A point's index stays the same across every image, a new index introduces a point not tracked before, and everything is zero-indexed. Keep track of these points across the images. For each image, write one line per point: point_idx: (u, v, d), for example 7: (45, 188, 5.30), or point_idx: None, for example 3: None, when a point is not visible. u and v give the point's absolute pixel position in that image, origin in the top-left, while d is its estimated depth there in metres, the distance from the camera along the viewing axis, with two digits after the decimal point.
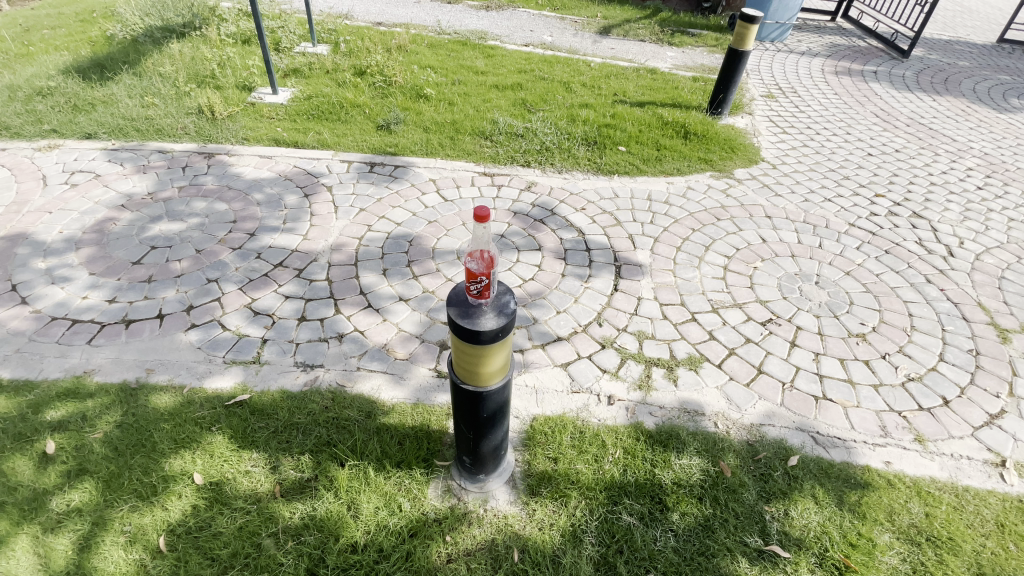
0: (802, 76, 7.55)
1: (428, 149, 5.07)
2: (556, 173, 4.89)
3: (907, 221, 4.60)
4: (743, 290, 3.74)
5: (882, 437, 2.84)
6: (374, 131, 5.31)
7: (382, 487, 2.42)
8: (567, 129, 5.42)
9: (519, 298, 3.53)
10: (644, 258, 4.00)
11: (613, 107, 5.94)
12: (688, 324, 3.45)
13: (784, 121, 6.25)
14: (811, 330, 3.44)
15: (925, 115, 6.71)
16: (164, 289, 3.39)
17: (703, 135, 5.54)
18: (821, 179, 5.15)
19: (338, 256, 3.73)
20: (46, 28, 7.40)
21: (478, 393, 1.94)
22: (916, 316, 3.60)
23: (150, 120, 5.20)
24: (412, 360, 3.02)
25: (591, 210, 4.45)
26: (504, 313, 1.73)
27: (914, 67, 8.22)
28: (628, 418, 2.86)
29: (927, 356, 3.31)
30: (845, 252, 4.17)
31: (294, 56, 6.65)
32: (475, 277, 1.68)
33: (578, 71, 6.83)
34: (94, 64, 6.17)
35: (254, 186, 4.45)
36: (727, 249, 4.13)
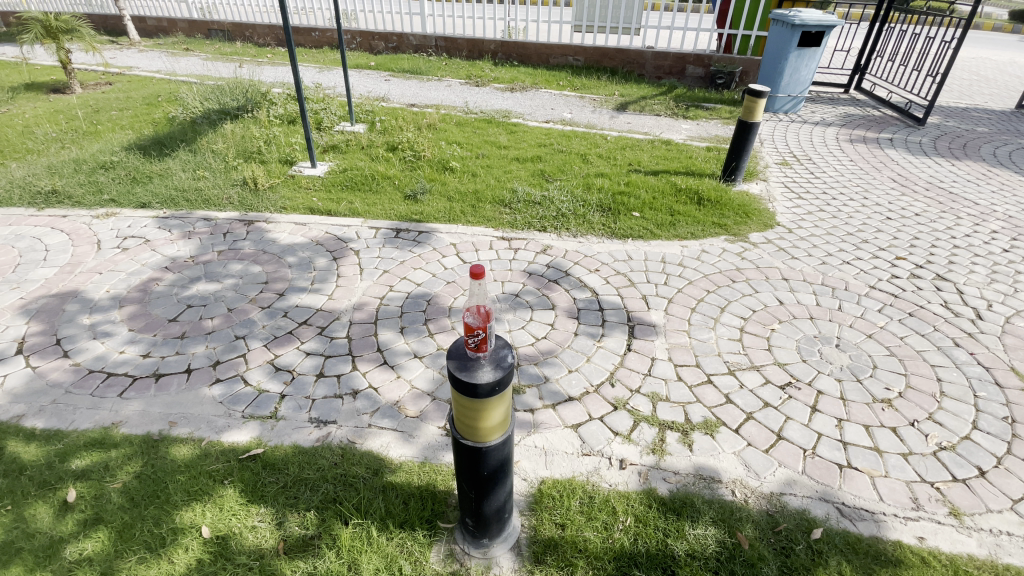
0: (816, 145, 7.75)
1: (451, 216, 5.35)
2: (571, 238, 5.06)
3: (930, 284, 4.51)
4: (760, 352, 3.68)
5: (914, 510, 2.65)
6: (402, 200, 5.66)
7: (384, 547, 2.39)
8: (583, 197, 5.65)
9: (531, 357, 3.57)
10: (658, 318, 4.02)
11: (627, 176, 6.21)
12: (703, 386, 3.39)
13: (799, 187, 6.36)
14: (833, 394, 3.33)
15: (945, 179, 6.73)
16: (194, 345, 3.59)
17: (716, 201, 5.68)
18: (838, 242, 5.15)
19: (359, 315, 3.90)
20: (115, 110, 8.37)
21: (478, 449, 1.96)
22: (946, 381, 3.46)
23: (199, 191, 5.71)
24: (422, 419, 3.05)
25: (605, 271, 4.56)
26: (500, 367, 1.79)
27: (931, 134, 8.34)
28: (640, 483, 2.77)
29: (959, 424, 3.15)
30: (866, 314, 4.10)
31: (333, 134, 7.29)
32: (472, 331, 1.79)
33: (595, 143, 7.22)
34: (155, 141, 6.89)
35: (288, 250, 4.76)
36: (743, 311, 4.12)
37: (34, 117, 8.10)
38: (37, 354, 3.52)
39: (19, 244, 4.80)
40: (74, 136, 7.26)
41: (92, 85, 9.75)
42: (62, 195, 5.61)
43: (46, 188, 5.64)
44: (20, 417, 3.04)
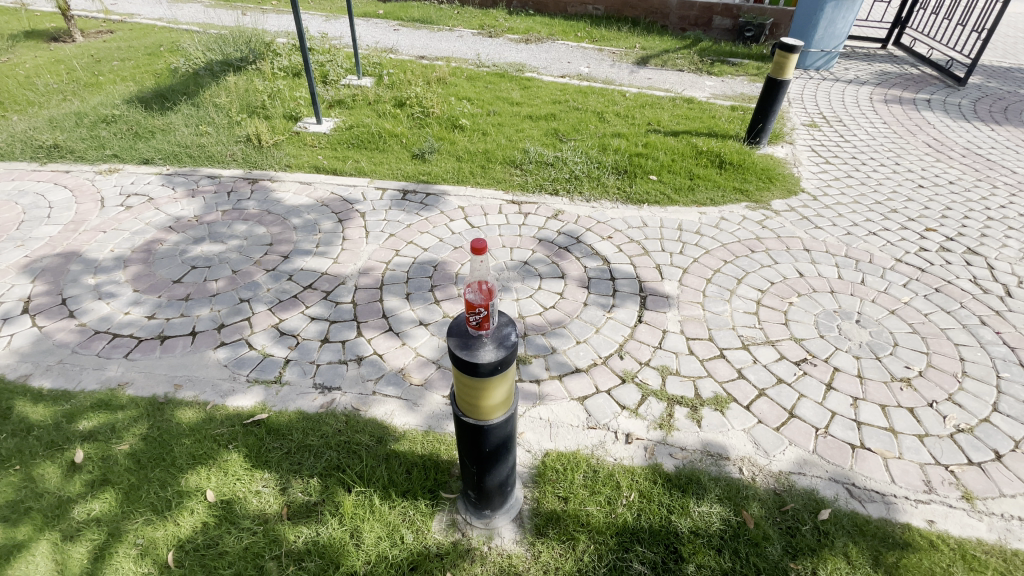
0: (848, 106, 7.32)
1: (460, 177, 5.18)
2: (585, 202, 4.89)
3: (959, 258, 4.30)
4: (776, 326, 3.58)
5: (926, 493, 2.57)
6: (409, 159, 5.48)
7: (387, 516, 2.39)
8: (598, 159, 5.42)
9: (539, 327, 3.49)
10: (672, 289, 3.90)
11: (645, 136, 5.92)
12: (715, 360, 3.32)
13: (827, 152, 6.04)
14: (849, 372, 3.24)
15: (982, 146, 6.35)
16: (199, 307, 3.56)
17: (739, 164, 5.41)
18: (865, 211, 4.92)
19: (365, 280, 3.82)
20: (117, 61, 8.14)
21: (480, 427, 1.88)
22: (968, 361, 3.32)
23: (202, 148, 5.57)
24: (427, 387, 3.02)
25: (618, 238, 4.42)
26: (503, 346, 1.69)
27: (971, 96, 7.84)
28: (645, 458, 2.74)
29: (980, 406, 3.02)
30: (890, 289, 3.94)
31: (339, 88, 7.03)
32: (472, 308, 1.67)
33: (612, 101, 6.87)
34: (157, 95, 6.70)
35: (293, 211, 4.65)
36: (761, 283, 3.99)
37: (35, 67, 7.91)
38: (43, 314, 3.52)
39: (22, 200, 4.75)
40: (75, 88, 7.09)
41: (93, 33, 9.46)
42: (64, 149, 5.51)
43: (47, 141, 5.54)
44: (28, 377, 3.05)
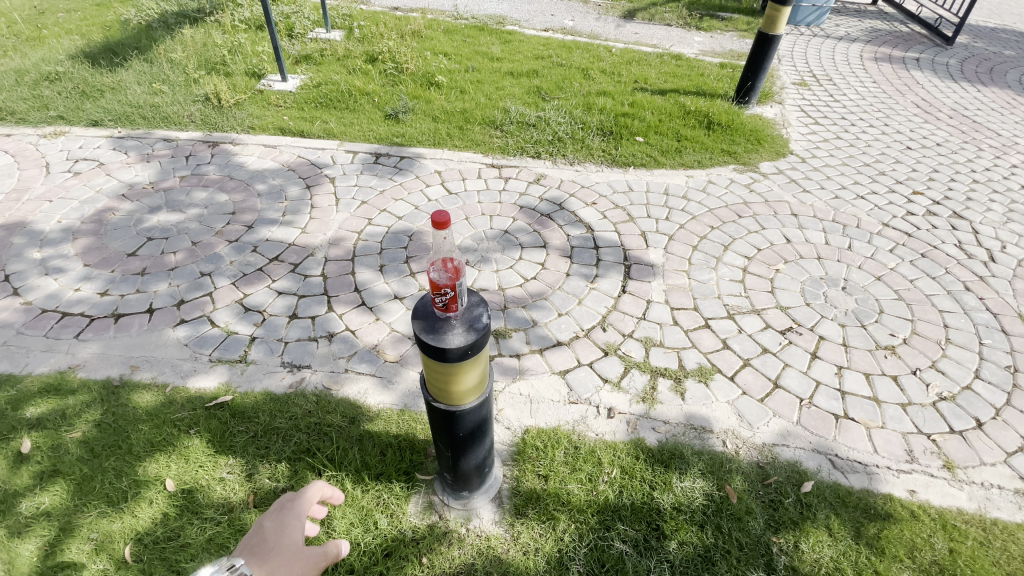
0: (838, 63, 7.09)
1: (436, 139, 4.90)
2: (568, 165, 4.68)
3: (946, 222, 4.23)
4: (762, 295, 3.49)
5: (908, 463, 2.56)
6: (382, 120, 5.15)
7: (360, 501, 2.29)
8: (582, 119, 5.17)
9: (519, 299, 3.35)
10: (657, 257, 3.77)
11: (632, 95, 5.65)
12: (699, 331, 3.24)
13: (817, 111, 5.86)
14: (835, 340, 3.18)
15: (971, 106, 6.24)
16: (156, 282, 3.34)
17: (727, 125, 5.21)
18: (854, 174, 4.80)
19: (335, 251, 3.62)
20: (61, 11, 7.47)
21: (452, 413, 1.75)
22: (952, 328, 3.28)
23: (157, 108, 5.17)
24: (402, 364, 2.88)
25: (602, 204, 4.24)
26: (474, 329, 1.54)
27: (961, 54, 7.67)
28: (627, 432, 2.67)
29: (962, 373, 3.00)
30: (877, 254, 3.86)
31: (306, 42, 6.55)
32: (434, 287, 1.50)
33: (598, 57, 6.53)
34: (107, 50, 6.18)
35: (257, 176, 4.36)
36: (747, 249, 3.87)
37: None
38: None
39: None
40: (15, 42, 6.49)
41: None
42: (3, 110, 5.07)
43: None
44: None
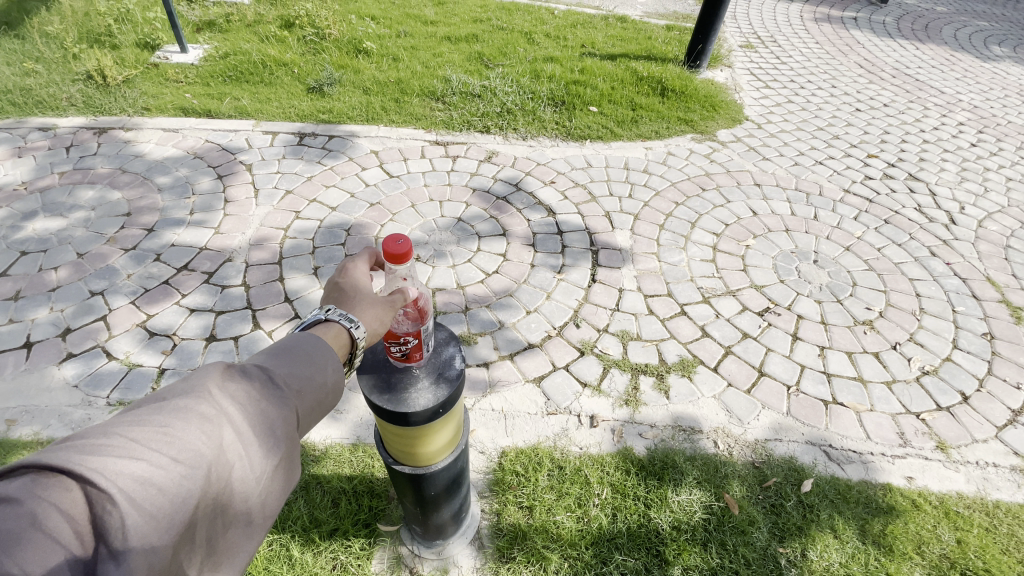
0: (782, 24, 6.99)
1: (370, 115, 4.32)
2: (520, 140, 4.27)
3: (903, 186, 4.20)
4: (735, 274, 3.30)
5: (901, 447, 2.46)
6: (305, 94, 4.50)
7: (313, 567, 1.90)
8: (530, 88, 4.74)
9: (481, 298, 2.98)
10: (624, 239, 3.49)
11: (580, 60, 5.25)
12: (677, 319, 3.00)
13: (766, 74, 5.72)
14: (814, 319, 3.04)
15: (910, 65, 6.30)
16: (32, 308, 2.70)
17: (681, 91, 4.95)
18: (810, 139, 4.69)
19: (259, 254, 3.07)
20: None
21: (420, 476, 1.39)
22: (924, 297, 3.22)
23: (23, 89, 4.26)
24: (351, 388, 2.46)
25: (561, 183, 3.89)
26: (445, 381, 1.19)
27: (894, 13, 7.78)
28: (614, 443, 2.41)
29: (940, 344, 2.93)
30: (842, 223, 3.76)
31: (207, 5, 5.66)
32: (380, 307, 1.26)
33: (541, 20, 6.06)
34: None
35: (156, 167, 3.66)
36: (716, 225, 3.67)
37: None
38: None
39: None
40: None
41: None
42: None
43: None
44: None
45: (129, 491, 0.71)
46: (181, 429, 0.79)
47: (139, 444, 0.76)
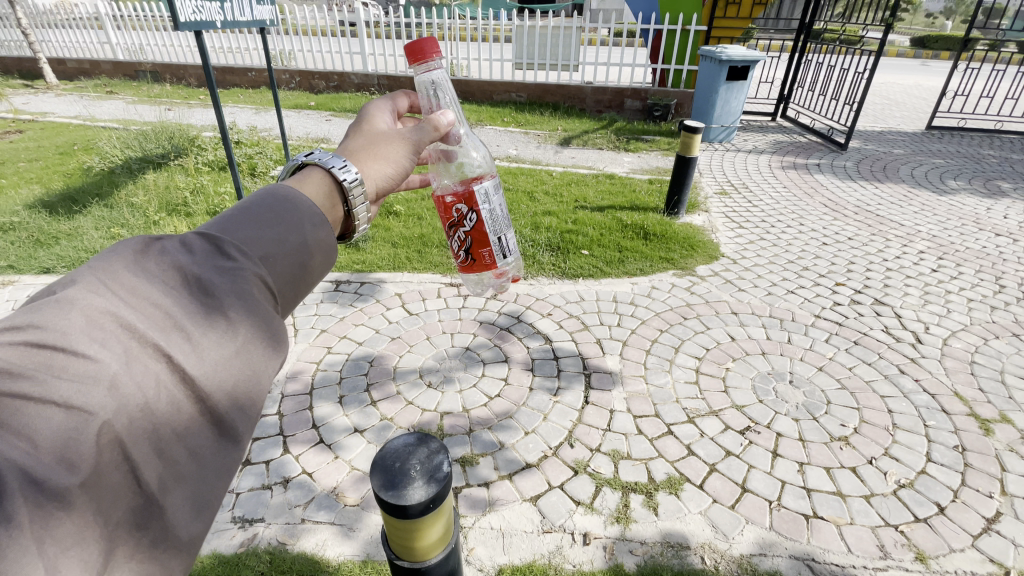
0: (751, 172, 8.09)
1: (395, 263, 5.11)
2: (522, 280, 4.94)
3: (870, 309, 4.63)
4: (717, 395, 3.62)
5: (883, 561, 2.57)
6: (342, 248, 5.37)
7: None
8: (531, 236, 5.56)
9: (485, 421, 3.34)
10: (614, 365, 3.90)
11: (574, 212, 6.17)
12: (664, 438, 3.28)
13: (739, 216, 6.55)
14: (792, 436, 3.28)
15: (871, 202, 7.13)
16: None
17: (662, 234, 5.72)
18: (781, 271, 5.27)
19: (293, 386, 3.56)
20: (21, 162, 7.69)
21: (415, 569, 1.68)
22: (896, 412, 3.47)
23: None
24: (364, 506, 2.75)
25: (558, 315, 4.44)
26: (435, 480, 1.55)
27: (854, 158, 8.89)
28: (605, 559, 2.58)
29: (914, 458, 3.13)
30: (815, 346, 4.14)
31: (268, 180, 6.96)
32: (448, 219, 1.97)
33: (541, 180, 7.20)
34: (65, 198, 6.33)
35: None
36: (697, 350, 4.08)
37: None
38: None
39: None
40: None
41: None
42: None
43: None
44: None
45: (115, 384, 0.74)
46: (161, 295, 0.85)
47: (95, 319, 0.78)
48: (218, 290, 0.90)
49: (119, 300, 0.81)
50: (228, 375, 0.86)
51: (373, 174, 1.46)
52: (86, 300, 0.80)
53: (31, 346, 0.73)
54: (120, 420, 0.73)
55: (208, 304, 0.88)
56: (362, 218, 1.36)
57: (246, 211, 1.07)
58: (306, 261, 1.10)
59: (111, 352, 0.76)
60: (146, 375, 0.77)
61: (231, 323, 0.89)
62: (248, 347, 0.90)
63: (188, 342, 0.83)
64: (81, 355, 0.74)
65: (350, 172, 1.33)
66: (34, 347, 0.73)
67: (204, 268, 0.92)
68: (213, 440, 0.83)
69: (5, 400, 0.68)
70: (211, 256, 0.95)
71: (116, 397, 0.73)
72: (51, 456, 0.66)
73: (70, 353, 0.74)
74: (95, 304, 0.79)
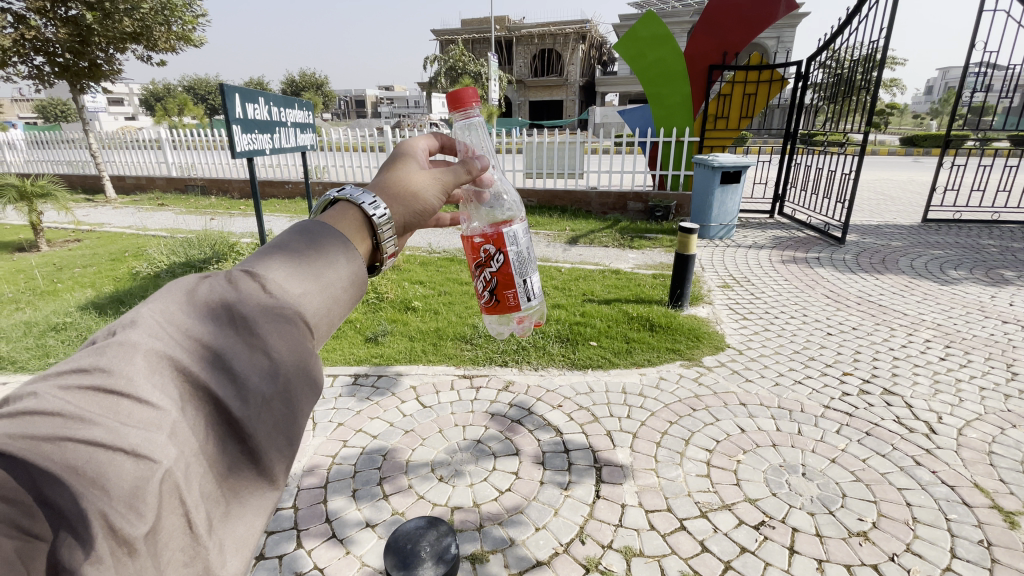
0: (753, 266, 8.45)
1: (412, 356, 5.37)
2: (533, 371, 5.12)
3: (880, 399, 4.66)
4: (729, 488, 3.60)
5: None
6: (362, 343, 5.69)
7: None
8: (541, 329, 5.83)
9: (495, 515, 3.36)
10: (625, 457, 3.94)
11: (582, 305, 6.49)
12: (677, 533, 3.24)
13: (744, 308, 6.78)
14: (808, 531, 3.22)
15: (873, 292, 7.33)
16: None
17: (668, 326, 5.94)
18: (788, 361, 5.37)
19: (310, 479, 3.67)
20: (77, 267, 8.48)
21: None
22: (915, 506, 3.41)
23: None
24: None
25: (568, 406, 4.55)
26: (443, 561, 1.67)
27: (853, 250, 9.25)
28: None
29: (937, 554, 3.05)
30: (826, 436, 4.14)
31: None
32: (475, 259, 2.10)
33: (550, 276, 7.64)
34: (113, 299, 6.89)
35: None
36: (707, 442, 4.10)
37: None
38: None
39: None
40: (29, 297, 7.21)
41: (59, 243, 9.95)
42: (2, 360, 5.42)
43: None
44: None
45: (174, 431, 0.81)
46: (209, 336, 0.90)
47: (155, 364, 0.84)
48: (261, 325, 0.94)
49: (174, 345, 0.87)
50: (271, 416, 0.91)
51: (403, 210, 1.46)
52: (144, 345, 0.86)
53: (102, 392, 0.80)
54: (179, 467, 0.80)
55: (248, 342, 0.92)
56: (389, 248, 1.34)
57: (287, 243, 1.10)
58: (346, 290, 1.11)
59: (169, 400, 0.82)
60: (195, 420, 0.84)
61: (272, 362, 0.93)
62: (287, 386, 0.93)
63: (232, 385, 0.89)
64: (146, 401, 0.81)
65: (378, 207, 1.32)
66: (104, 393, 0.80)
67: (248, 307, 0.95)
68: (252, 476, 0.91)
69: (79, 446, 0.74)
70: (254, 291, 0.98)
71: (175, 445, 0.80)
72: (120, 504, 0.73)
73: (132, 399, 0.80)
74: (150, 348, 0.85)
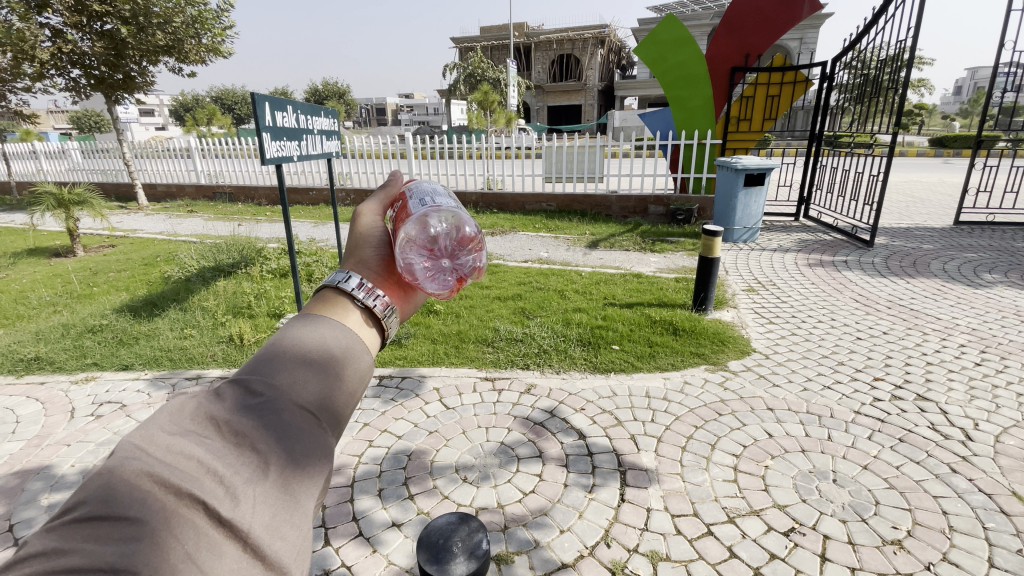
0: (778, 270, 8.32)
1: (434, 358, 5.44)
2: (555, 374, 5.12)
3: (913, 405, 4.52)
4: (758, 494, 3.54)
5: None
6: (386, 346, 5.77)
7: None
8: (563, 332, 5.84)
9: (520, 517, 3.37)
10: (650, 461, 3.91)
11: (604, 309, 6.48)
12: (704, 538, 3.21)
13: (769, 312, 6.67)
14: (840, 539, 3.15)
15: (904, 296, 7.14)
16: None
17: (691, 329, 5.89)
18: (815, 366, 5.27)
19: (337, 478, 3.74)
20: (112, 271, 8.80)
21: None
22: (952, 514, 3.30)
23: (184, 350, 5.76)
24: None
25: (590, 409, 4.54)
26: (475, 556, 1.69)
27: (881, 254, 9.02)
28: None
29: (976, 564, 2.96)
30: (857, 443, 4.04)
31: None
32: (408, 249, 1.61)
33: (571, 279, 7.64)
34: (146, 302, 7.13)
35: None
36: (734, 447, 4.04)
37: (31, 281, 8.48)
38: None
39: None
40: (68, 300, 7.51)
41: (95, 248, 10.34)
42: (44, 360, 5.66)
43: (29, 354, 5.71)
44: None
45: (155, 541, 0.66)
46: (197, 440, 0.79)
47: (132, 478, 0.72)
48: (256, 408, 0.83)
49: (152, 460, 0.74)
50: (273, 508, 0.76)
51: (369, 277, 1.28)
52: (117, 466, 0.73)
53: (84, 522, 0.67)
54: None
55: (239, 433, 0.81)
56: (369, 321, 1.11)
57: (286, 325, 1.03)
58: (347, 364, 0.97)
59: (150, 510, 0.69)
60: (184, 528, 0.69)
61: (265, 454, 0.80)
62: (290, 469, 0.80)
63: (222, 487, 0.75)
64: (122, 519, 0.67)
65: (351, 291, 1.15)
66: (87, 523, 0.67)
67: (234, 408, 0.84)
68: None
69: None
70: (238, 397, 0.86)
71: (156, 555, 0.65)
72: None
73: (113, 518, 0.68)
74: (126, 464, 0.74)
